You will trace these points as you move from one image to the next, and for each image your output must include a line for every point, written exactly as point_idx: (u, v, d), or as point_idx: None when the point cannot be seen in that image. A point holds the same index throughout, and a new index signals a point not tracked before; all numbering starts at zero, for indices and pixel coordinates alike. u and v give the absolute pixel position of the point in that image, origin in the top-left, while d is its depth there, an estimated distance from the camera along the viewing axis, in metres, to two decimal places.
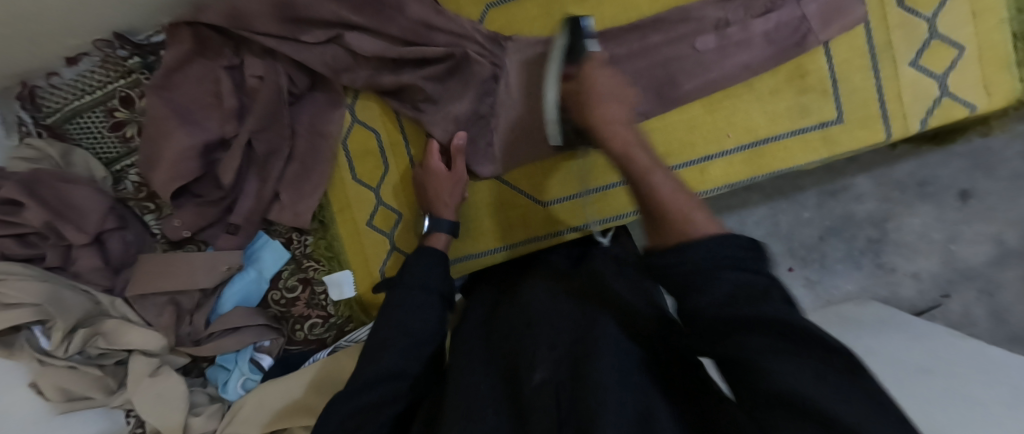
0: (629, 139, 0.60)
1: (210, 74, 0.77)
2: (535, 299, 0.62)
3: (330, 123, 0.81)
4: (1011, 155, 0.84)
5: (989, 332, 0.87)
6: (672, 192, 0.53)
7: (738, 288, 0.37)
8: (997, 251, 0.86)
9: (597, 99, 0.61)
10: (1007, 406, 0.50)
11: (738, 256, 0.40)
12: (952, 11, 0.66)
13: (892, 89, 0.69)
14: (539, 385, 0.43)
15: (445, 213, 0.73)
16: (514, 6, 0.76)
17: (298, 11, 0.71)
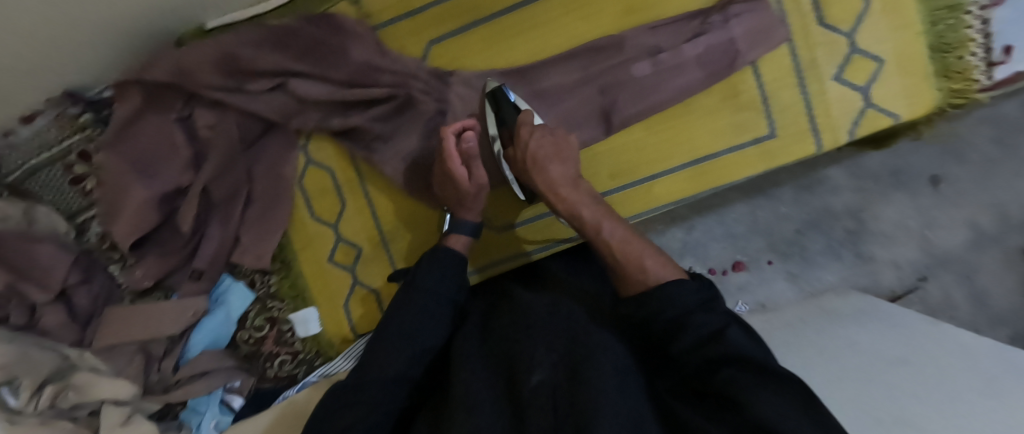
0: (577, 199, 0.63)
1: (161, 127, 0.77)
2: (533, 303, 0.61)
3: (286, 165, 0.81)
4: (979, 140, 0.97)
5: (970, 312, 0.98)
6: (621, 241, 0.58)
7: (701, 328, 0.45)
8: (973, 234, 0.97)
9: (541, 162, 0.65)
10: (983, 397, 0.53)
11: (700, 300, 0.48)
12: (870, 27, 0.69)
13: (820, 104, 0.72)
14: (536, 387, 0.45)
15: (469, 215, 0.71)
16: (457, 42, 0.78)
17: (242, 63, 0.72)
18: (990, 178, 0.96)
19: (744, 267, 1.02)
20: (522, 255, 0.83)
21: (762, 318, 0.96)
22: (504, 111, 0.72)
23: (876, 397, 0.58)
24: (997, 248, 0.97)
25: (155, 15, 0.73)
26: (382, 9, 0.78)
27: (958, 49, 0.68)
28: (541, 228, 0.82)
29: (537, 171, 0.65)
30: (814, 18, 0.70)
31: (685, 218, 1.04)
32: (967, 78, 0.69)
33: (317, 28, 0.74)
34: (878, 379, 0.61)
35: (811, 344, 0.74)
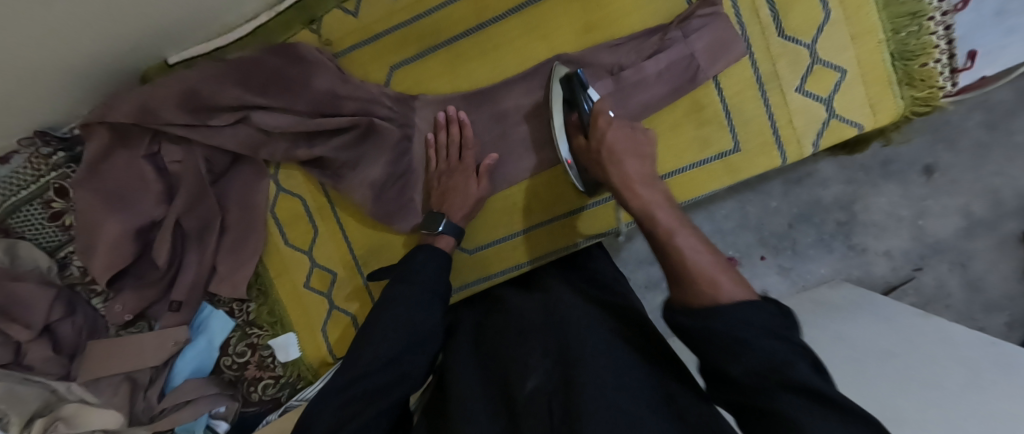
0: (649, 200, 0.58)
1: (131, 164, 0.78)
2: (522, 311, 0.66)
3: (257, 195, 0.82)
4: (970, 126, 0.95)
5: (964, 300, 0.98)
6: (695, 250, 0.50)
7: (765, 356, 0.40)
8: (965, 222, 0.97)
9: (617, 156, 0.61)
10: (968, 386, 0.55)
11: (771, 326, 0.42)
12: (831, 36, 0.68)
13: (783, 116, 0.71)
14: (532, 393, 0.49)
15: (457, 215, 0.72)
16: (419, 66, 0.78)
17: (203, 99, 0.72)
18: (981, 164, 0.95)
19: (738, 263, 1.04)
20: (546, 256, 0.80)
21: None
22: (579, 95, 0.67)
23: (872, 387, 0.61)
24: (990, 236, 0.96)
25: (117, 55, 0.74)
26: (342, 36, 0.78)
27: (921, 56, 0.67)
28: (566, 226, 0.80)
29: (613, 163, 0.61)
30: (774, 30, 0.69)
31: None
32: (931, 86, 0.68)
33: (277, 59, 0.74)
34: (865, 371, 0.65)
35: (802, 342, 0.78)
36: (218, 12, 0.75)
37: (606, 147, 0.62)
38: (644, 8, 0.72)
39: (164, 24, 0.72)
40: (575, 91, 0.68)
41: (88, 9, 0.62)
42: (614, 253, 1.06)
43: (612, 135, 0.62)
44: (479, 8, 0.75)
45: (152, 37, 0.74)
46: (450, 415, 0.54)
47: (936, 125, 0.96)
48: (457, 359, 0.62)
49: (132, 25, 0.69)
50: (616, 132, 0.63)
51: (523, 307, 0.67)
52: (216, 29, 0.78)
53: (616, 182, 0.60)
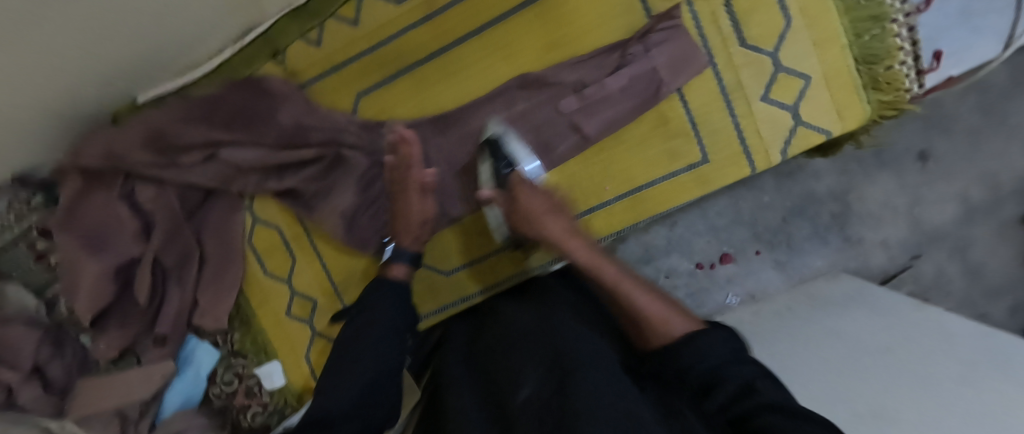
0: (589, 256, 0.58)
1: (107, 204, 0.79)
2: (518, 317, 0.61)
3: (232, 227, 0.82)
4: (962, 111, 0.99)
5: (964, 287, 1.01)
6: (645, 300, 0.50)
7: (732, 383, 0.39)
8: (964, 207, 1.00)
9: (539, 215, 0.62)
10: (958, 382, 0.57)
11: (733, 350, 0.41)
12: (793, 44, 0.67)
13: (750, 125, 0.70)
14: (522, 404, 0.43)
15: (407, 242, 0.68)
16: (386, 91, 0.78)
17: (170, 139, 0.74)
18: (977, 151, 0.99)
19: (732, 258, 1.03)
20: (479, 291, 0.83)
21: (751, 313, 0.97)
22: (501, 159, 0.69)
23: (857, 392, 0.61)
24: (990, 221, 1.00)
25: (84, 101, 0.74)
26: (306, 66, 0.78)
27: (885, 59, 0.66)
28: (502, 261, 0.83)
29: (535, 223, 0.62)
30: (735, 39, 0.69)
31: (666, 215, 1.04)
32: (897, 88, 0.67)
33: (242, 95, 0.75)
34: (867, 367, 0.65)
35: (803, 340, 0.76)
36: (181, 50, 0.76)
37: (529, 205, 0.63)
38: (604, 25, 0.72)
39: (126, 65, 0.72)
40: (500, 153, 0.69)
41: (48, 63, 0.62)
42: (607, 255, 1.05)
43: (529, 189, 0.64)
44: (441, 32, 0.75)
45: (116, 79, 0.74)
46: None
47: (932, 113, 1.00)
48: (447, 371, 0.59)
49: (95, 71, 0.70)
50: (536, 191, 0.64)
51: (508, 315, 0.64)
52: (180, 67, 0.79)
53: (551, 238, 0.61)
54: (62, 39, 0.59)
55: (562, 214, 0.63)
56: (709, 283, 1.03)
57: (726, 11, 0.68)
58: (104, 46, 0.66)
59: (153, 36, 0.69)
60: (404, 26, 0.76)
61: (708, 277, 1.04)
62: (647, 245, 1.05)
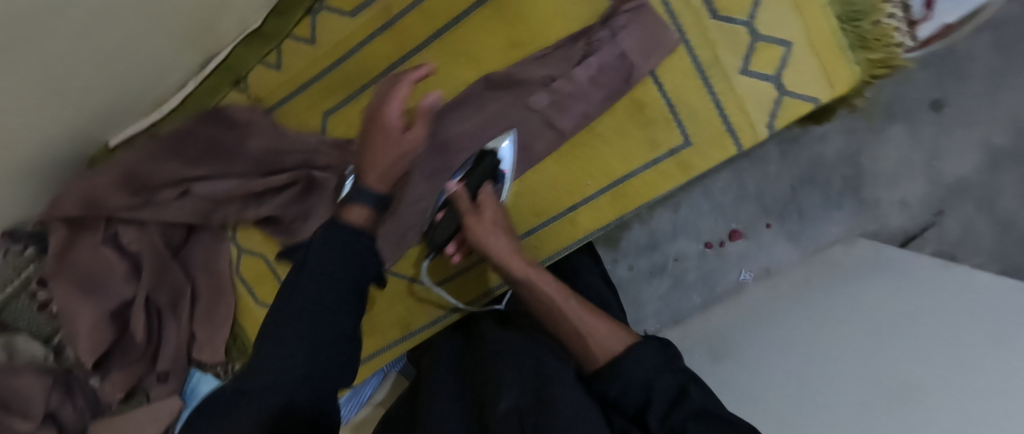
0: (539, 273, 0.61)
1: (94, 250, 0.80)
2: (500, 334, 0.64)
3: (220, 259, 0.83)
4: (977, 53, 0.93)
5: (997, 240, 0.93)
6: (582, 316, 0.57)
7: (666, 395, 0.46)
8: (988, 155, 0.94)
9: (493, 233, 0.63)
10: (985, 350, 0.53)
11: (663, 361, 0.49)
12: (768, 9, 0.62)
13: (730, 102, 0.66)
14: (504, 413, 0.46)
15: (370, 178, 0.55)
16: (351, 107, 0.76)
17: (143, 179, 0.73)
18: (995, 93, 0.93)
19: (742, 234, 1.00)
20: (444, 315, 0.81)
21: (767, 290, 0.94)
22: (478, 173, 0.67)
23: (876, 367, 0.59)
24: (1016, 167, 0.93)
25: (55, 151, 0.74)
26: (271, 91, 0.78)
27: (871, 14, 0.60)
28: (466, 282, 0.81)
29: (491, 239, 0.63)
30: (706, 12, 0.64)
31: (668, 197, 1.03)
32: (888, 45, 0.61)
33: (209, 127, 0.74)
34: (882, 339, 0.62)
35: (817, 311, 0.75)
36: (145, 89, 0.75)
37: (480, 219, 0.63)
38: (568, 13, 0.68)
39: (92, 110, 0.72)
40: (479, 168, 0.68)
41: (11, 120, 0.61)
42: (611, 244, 1.06)
43: (485, 198, 0.65)
44: (401, 40, 0.73)
45: (85, 126, 0.74)
46: None
47: (941, 57, 0.94)
48: (431, 383, 0.61)
49: (63, 120, 0.69)
50: (492, 209, 0.64)
51: (489, 333, 0.66)
52: (148, 105, 0.78)
53: (495, 259, 0.63)
54: (16, 97, 0.58)
55: (511, 235, 0.65)
56: (719, 263, 1.01)
57: None
58: (67, 95, 0.65)
59: (114, 79, 0.68)
60: (363, 39, 0.73)
61: (719, 257, 1.02)
62: (653, 231, 1.04)
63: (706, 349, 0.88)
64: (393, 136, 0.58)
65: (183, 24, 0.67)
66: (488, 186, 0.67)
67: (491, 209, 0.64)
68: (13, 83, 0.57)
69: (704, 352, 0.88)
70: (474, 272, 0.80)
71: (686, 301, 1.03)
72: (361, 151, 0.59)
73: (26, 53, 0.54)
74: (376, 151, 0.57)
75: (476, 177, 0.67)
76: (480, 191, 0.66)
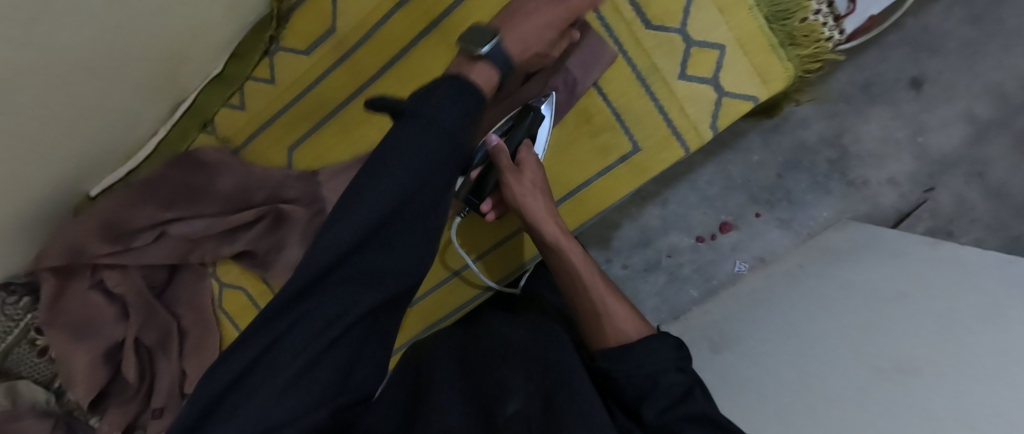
0: (569, 244, 0.60)
1: (83, 297, 0.83)
2: (507, 333, 0.66)
3: (202, 296, 0.86)
4: (950, 27, 0.92)
5: (992, 211, 0.94)
6: (605, 291, 0.58)
7: (670, 392, 0.46)
8: (974, 127, 0.93)
9: (526, 194, 0.60)
10: (983, 319, 0.51)
11: (675, 358, 0.49)
12: (699, 15, 0.64)
13: (673, 106, 0.68)
14: (513, 415, 0.48)
15: (510, 42, 0.51)
16: (315, 139, 0.79)
17: (120, 226, 0.77)
18: (974, 64, 0.92)
19: (733, 226, 1.02)
20: (478, 292, 0.90)
21: (763, 277, 0.95)
22: (521, 130, 0.63)
23: (870, 348, 0.59)
24: (1005, 135, 0.92)
25: (41, 208, 0.76)
26: (236, 130, 0.81)
27: (798, 12, 0.62)
28: (497, 259, 0.88)
29: (529, 197, 0.60)
30: (640, 24, 0.66)
31: (656, 194, 1.05)
32: (817, 40, 0.63)
33: (179, 170, 0.78)
34: (883, 321, 0.61)
35: (816, 298, 0.76)
36: (117, 140, 0.78)
37: (520, 178, 0.60)
38: None
39: (71, 165, 0.75)
40: (524, 123, 0.63)
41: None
42: (604, 244, 1.08)
43: (526, 158, 0.62)
44: (355, 71, 0.75)
45: (66, 182, 0.77)
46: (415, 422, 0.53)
47: (914, 34, 0.93)
48: (436, 373, 0.62)
49: (45, 177, 0.72)
50: (533, 170, 0.61)
51: (499, 330, 0.69)
52: (122, 154, 0.82)
53: (530, 217, 0.60)
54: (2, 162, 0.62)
55: (547, 196, 0.62)
56: (713, 256, 1.04)
57: None
58: (46, 153, 0.68)
59: (92, 131, 0.72)
60: (319, 73, 0.76)
61: (712, 249, 1.04)
62: (644, 228, 1.07)
63: (707, 342, 0.89)
64: (549, 21, 0.54)
65: (151, 73, 0.70)
66: (530, 144, 0.63)
67: (532, 169, 0.62)
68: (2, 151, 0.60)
69: (705, 345, 0.90)
70: (509, 246, 0.87)
71: (683, 295, 1.06)
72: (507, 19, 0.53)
73: (14, 122, 0.58)
74: (520, 18, 0.53)
75: (518, 135, 0.63)
76: (520, 149, 0.62)
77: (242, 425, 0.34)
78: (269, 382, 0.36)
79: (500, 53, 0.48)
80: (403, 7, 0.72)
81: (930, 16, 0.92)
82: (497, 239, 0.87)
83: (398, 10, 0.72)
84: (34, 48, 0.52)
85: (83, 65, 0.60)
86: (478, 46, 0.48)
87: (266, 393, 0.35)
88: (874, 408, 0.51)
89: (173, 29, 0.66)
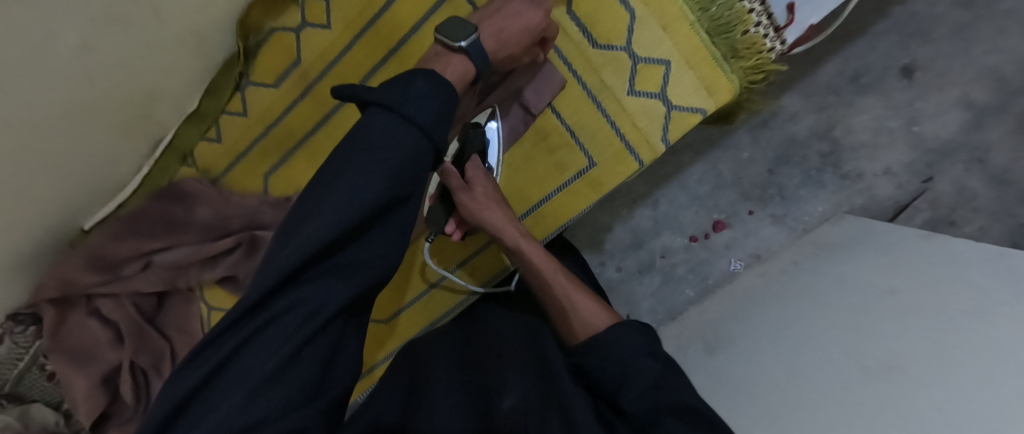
0: (532, 247, 0.60)
1: (83, 323, 0.88)
2: (501, 329, 0.69)
3: (191, 318, 0.91)
4: (941, 12, 0.90)
5: (996, 199, 0.91)
6: (571, 289, 0.58)
7: (642, 379, 0.47)
8: (971, 113, 0.91)
9: (483, 206, 0.58)
10: (974, 314, 0.51)
11: (644, 343, 0.48)
12: (643, 32, 0.65)
13: (625, 121, 0.69)
14: (508, 411, 0.50)
15: (488, 40, 0.52)
16: (287, 166, 0.83)
17: (106, 258, 0.81)
18: (967, 48, 0.90)
19: (725, 224, 1.02)
20: (466, 297, 0.83)
21: (758, 275, 0.95)
22: (475, 145, 0.63)
23: (862, 347, 0.58)
24: (1004, 120, 0.90)
25: (38, 244, 0.81)
26: (214, 161, 0.86)
27: (739, 25, 0.63)
28: (484, 261, 0.81)
29: (486, 209, 0.58)
30: (587, 43, 0.68)
31: (647, 195, 1.06)
32: (759, 51, 0.64)
33: (162, 202, 0.83)
34: (872, 319, 0.60)
35: (812, 295, 0.75)
36: (104, 176, 0.82)
37: (472, 195, 0.58)
38: None
39: (64, 203, 0.79)
40: (476, 139, 0.63)
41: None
42: (597, 247, 1.09)
43: (475, 174, 0.59)
44: (321, 99, 0.78)
45: (60, 219, 0.81)
46: (410, 416, 0.55)
47: (903, 21, 0.91)
48: (430, 371, 0.64)
49: (39, 216, 0.77)
50: (484, 183, 0.59)
51: (496, 328, 0.70)
52: (111, 190, 0.86)
53: (490, 230, 0.59)
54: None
55: (506, 204, 0.61)
56: (707, 254, 1.04)
57: (570, 17, 0.67)
58: (37, 194, 0.72)
59: (75, 175, 0.76)
60: (287, 104, 0.80)
61: (706, 248, 1.04)
62: (636, 230, 1.07)
63: (701, 343, 0.90)
64: (529, 25, 0.55)
65: (123, 116, 0.73)
66: (477, 158, 0.60)
67: (483, 181, 0.59)
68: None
69: (699, 345, 0.90)
70: (490, 251, 0.81)
71: (678, 296, 1.06)
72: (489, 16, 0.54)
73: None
74: (502, 18, 0.53)
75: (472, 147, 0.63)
76: (467, 165, 0.60)
77: (219, 419, 0.36)
78: (245, 378, 0.37)
79: (479, 52, 0.50)
80: (362, 36, 0.74)
81: (918, 2, 0.90)
82: (479, 242, 0.81)
83: (359, 39, 0.74)
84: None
85: (64, 108, 0.64)
86: (456, 41, 0.49)
87: (243, 390, 0.37)
88: (858, 408, 0.52)
89: (138, 74, 0.69)
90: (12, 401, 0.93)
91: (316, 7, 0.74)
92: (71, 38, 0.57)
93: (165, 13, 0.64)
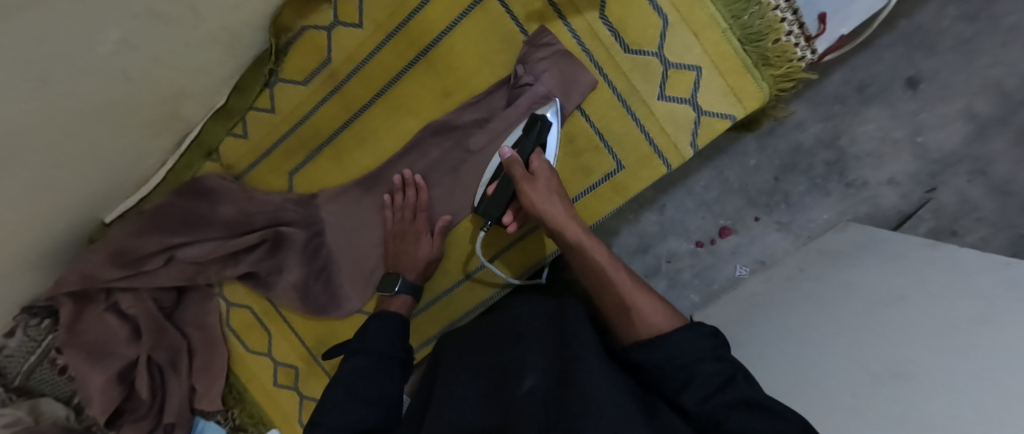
0: (588, 239, 0.60)
1: (101, 319, 0.87)
2: (526, 311, 0.68)
3: (210, 315, 0.91)
4: (945, 26, 0.91)
5: (998, 210, 0.92)
6: (633, 288, 0.56)
7: (708, 382, 0.46)
8: (974, 125, 0.92)
9: (544, 199, 0.63)
10: (977, 324, 0.51)
11: (712, 347, 0.48)
12: (674, 39, 0.67)
13: (653, 125, 0.70)
14: (528, 391, 0.50)
15: (411, 275, 0.75)
16: (310, 165, 0.83)
17: (129, 254, 0.82)
18: (971, 60, 0.91)
19: (731, 230, 1.04)
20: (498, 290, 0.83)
21: (763, 282, 0.96)
22: (531, 140, 0.67)
23: (869, 355, 0.58)
24: (1006, 132, 0.91)
25: (58, 238, 0.81)
26: (237, 158, 0.86)
27: (769, 34, 0.64)
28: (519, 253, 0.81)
29: (548, 202, 0.62)
30: (619, 48, 0.69)
31: (654, 200, 1.07)
32: (789, 60, 0.65)
33: (185, 199, 0.83)
34: (880, 330, 0.60)
35: (818, 300, 0.77)
36: (127, 171, 0.81)
37: (535, 185, 0.63)
38: (489, 62, 0.73)
39: (88, 197, 0.79)
40: (532, 136, 0.67)
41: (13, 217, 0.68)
42: None
43: (539, 166, 0.65)
44: (346, 102, 0.79)
45: (82, 213, 0.81)
46: (432, 406, 0.57)
47: (908, 34, 0.92)
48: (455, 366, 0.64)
49: (61, 211, 0.76)
50: (547, 177, 0.64)
51: (518, 309, 0.70)
52: (133, 184, 0.85)
53: (550, 223, 0.62)
54: (17, 196, 0.66)
55: (564, 198, 0.64)
56: (712, 259, 1.05)
57: (604, 22, 0.68)
58: (59, 189, 0.72)
59: (99, 171, 0.75)
60: (314, 103, 0.80)
61: (711, 253, 1.06)
62: (643, 234, 1.08)
63: None
64: (422, 248, 0.76)
65: (150, 113, 0.74)
66: (541, 153, 0.66)
67: (543, 174, 0.64)
68: (13, 183, 0.64)
69: None
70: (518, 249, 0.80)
71: (684, 300, 1.08)
72: (394, 259, 0.77)
73: (25, 153, 0.62)
74: (404, 255, 0.76)
75: (528, 144, 0.67)
76: (533, 158, 0.65)
77: None
78: None
79: (405, 286, 0.74)
80: (392, 38, 0.74)
81: (925, 14, 0.91)
82: (506, 241, 0.81)
83: (388, 41, 0.75)
84: (25, 96, 0.55)
85: (94, 104, 0.64)
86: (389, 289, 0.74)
87: None
88: (868, 412, 0.52)
89: (170, 73, 0.69)
90: (21, 396, 0.92)
91: (347, 7, 0.74)
92: (114, 36, 0.58)
93: (204, 13, 0.65)
